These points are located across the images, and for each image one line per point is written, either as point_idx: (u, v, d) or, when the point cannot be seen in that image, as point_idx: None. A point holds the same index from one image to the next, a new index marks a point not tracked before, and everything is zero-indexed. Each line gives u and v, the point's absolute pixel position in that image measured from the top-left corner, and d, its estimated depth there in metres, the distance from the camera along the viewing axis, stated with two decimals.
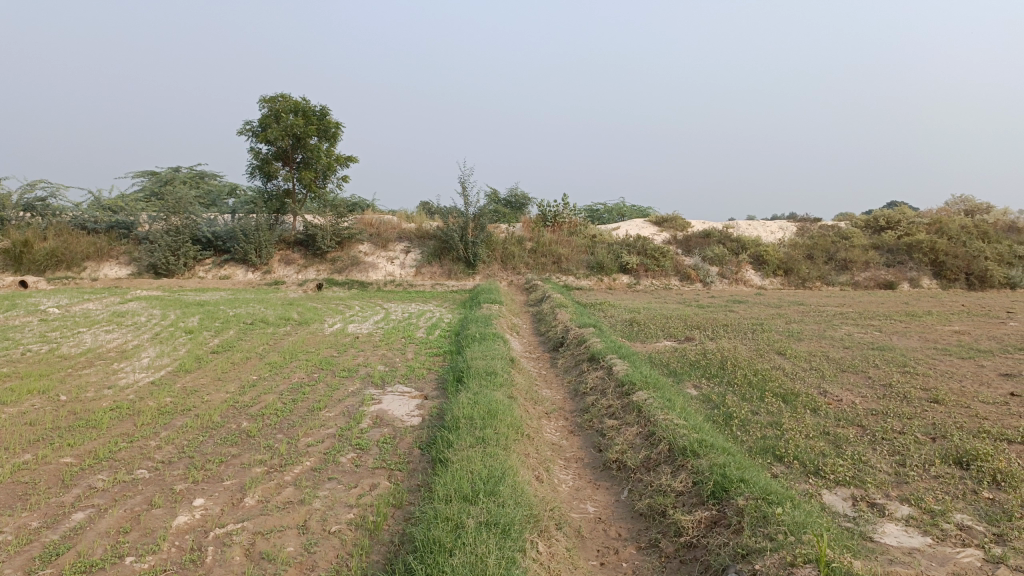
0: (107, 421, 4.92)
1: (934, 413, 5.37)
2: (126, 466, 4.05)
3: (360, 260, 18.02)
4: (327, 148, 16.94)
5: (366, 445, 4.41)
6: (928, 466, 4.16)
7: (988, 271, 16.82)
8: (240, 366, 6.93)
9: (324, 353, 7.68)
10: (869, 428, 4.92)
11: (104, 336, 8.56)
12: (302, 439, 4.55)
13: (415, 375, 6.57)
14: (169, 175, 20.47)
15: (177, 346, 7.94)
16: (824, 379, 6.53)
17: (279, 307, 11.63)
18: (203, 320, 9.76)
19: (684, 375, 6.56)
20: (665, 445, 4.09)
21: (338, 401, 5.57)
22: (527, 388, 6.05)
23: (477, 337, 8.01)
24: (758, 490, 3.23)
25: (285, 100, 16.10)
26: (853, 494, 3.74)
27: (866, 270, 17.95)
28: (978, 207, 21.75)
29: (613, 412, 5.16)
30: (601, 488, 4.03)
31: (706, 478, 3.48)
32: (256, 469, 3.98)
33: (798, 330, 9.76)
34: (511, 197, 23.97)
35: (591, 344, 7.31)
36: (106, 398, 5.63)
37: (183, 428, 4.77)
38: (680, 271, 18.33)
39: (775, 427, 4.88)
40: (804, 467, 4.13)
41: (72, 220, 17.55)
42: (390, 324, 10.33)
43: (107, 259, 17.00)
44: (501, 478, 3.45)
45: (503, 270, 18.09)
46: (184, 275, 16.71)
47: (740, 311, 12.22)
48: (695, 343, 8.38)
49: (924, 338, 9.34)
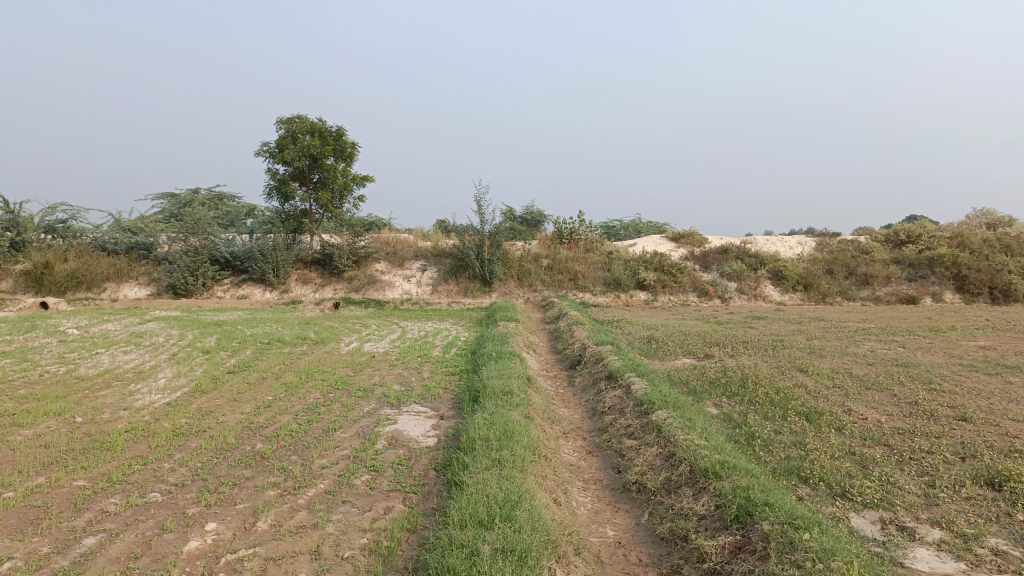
0: (121, 443, 4.89)
1: (963, 431, 5.22)
2: (139, 489, 4.01)
3: (376, 278, 18.04)
4: (343, 168, 17.02)
5: (380, 466, 4.34)
6: (959, 487, 4.02)
7: (1012, 284, 16.53)
8: (256, 386, 6.90)
9: (340, 373, 7.64)
10: (896, 448, 4.79)
11: (122, 357, 8.58)
12: (316, 461, 4.49)
13: (430, 395, 6.51)
14: (188, 196, 20.65)
15: (194, 366, 7.93)
16: (848, 397, 6.39)
17: (296, 326, 11.62)
18: (220, 340, 9.76)
19: (704, 393, 6.44)
20: (686, 466, 3.99)
21: (354, 421, 5.51)
22: (545, 408, 5.96)
23: (494, 356, 7.95)
24: (783, 515, 3.12)
25: (302, 121, 16.19)
26: (881, 517, 3.62)
27: (887, 285, 17.71)
28: (1001, 220, 21.46)
29: (632, 432, 5.06)
30: (620, 511, 3.94)
31: (729, 502, 3.38)
32: (269, 493, 3.93)
33: (820, 347, 9.61)
34: (527, 215, 23.95)
35: (609, 362, 7.21)
36: (122, 419, 5.61)
37: (197, 450, 4.73)
38: (698, 287, 18.18)
39: (800, 447, 4.76)
40: (829, 488, 4.02)
41: (92, 242, 17.72)
42: (407, 343, 10.27)
43: (126, 279, 17.13)
44: (518, 502, 3.37)
45: (520, 288, 18.03)
46: (203, 295, 16.79)
47: (760, 327, 12.06)
48: (715, 361, 8.25)
49: (949, 353, 9.15)
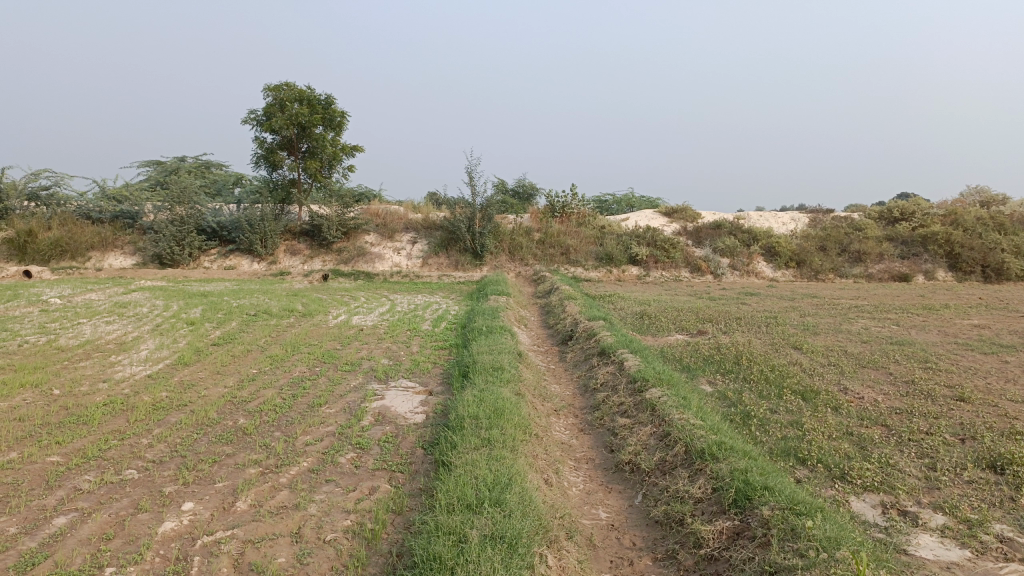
0: (99, 417, 4.73)
1: (961, 412, 5.13)
2: (115, 466, 3.86)
3: (366, 250, 17.81)
4: (333, 137, 16.73)
5: (366, 444, 4.20)
6: (961, 471, 3.92)
7: (1005, 263, 16.50)
8: (240, 359, 6.74)
9: (327, 347, 7.49)
10: (894, 429, 4.69)
11: (104, 328, 8.38)
12: (300, 437, 4.34)
13: (419, 370, 6.36)
14: (174, 164, 20.28)
15: (177, 338, 7.75)
16: (843, 375, 6.30)
17: (284, 298, 11.42)
18: (205, 311, 9.56)
19: (698, 370, 6.33)
20: (681, 447, 3.87)
21: (340, 396, 5.36)
22: (536, 384, 5.84)
23: (484, 330, 7.79)
24: (783, 499, 3.01)
25: (291, 89, 15.87)
26: (882, 501, 3.52)
27: (880, 262, 17.64)
28: (995, 198, 21.39)
29: (625, 409, 4.94)
30: (613, 492, 3.82)
31: (727, 485, 3.26)
32: (250, 471, 3.78)
33: (814, 324, 9.53)
34: (519, 188, 23.72)
35: (602, 338, 7.07)
36: (101, 393, 5.43)
37: (177, 425, 4.57)
38: (691, 263, 18.07)
39: (796, 427, 4.66)
40: (828, 470, 3.91)
41: (76, 210, 17.40)
42: (396, 316, 10.12)
43: (111, 249, 16.86)
44: (508, 485, 3.23)
45: (511, 261, 17.86)
46: (189, 266, 16.54)
47: (753, 304, 11.95)
48: (708, 337, 8.15)
49: (944, 332, 9.06)
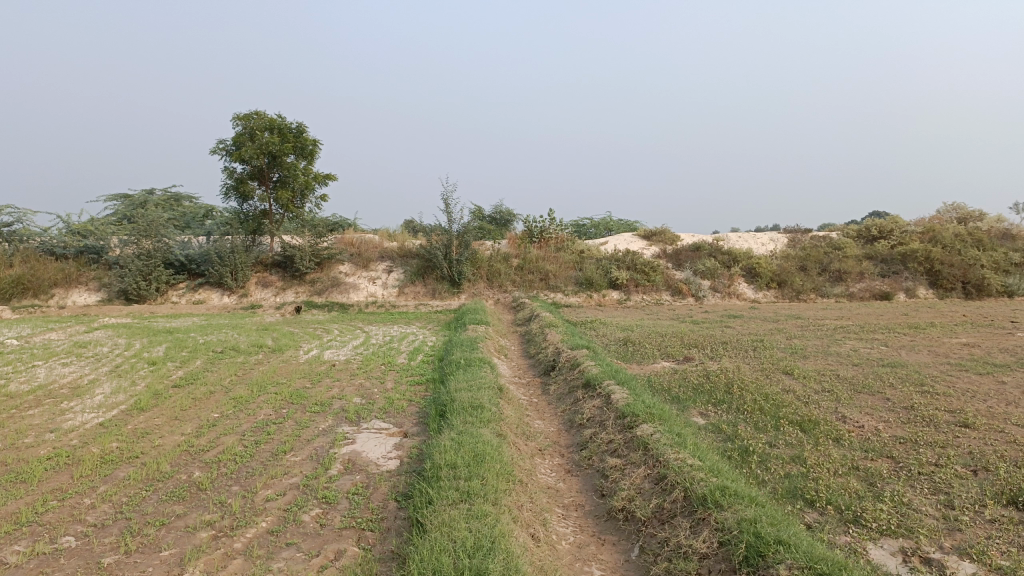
0: (40, 473, 4.29)
1: (969, 440, 4.84)
2: (50, 533, 3.44)
3: (340, 281, 17.39)
4: (305, 166, 16.37)
5: (333, 498, 3.82)
6: (980, 508, 3.62)
7: (985, 279, 16.48)
8: (202, 402, 6.31)
9: (296, 385, 7.07)
10: (902, 461, 4.38)
11: (59, 370, 7.91)
12: (260, 491, 3.95)
13: (393, 409, 5.97)
14: (142, 198, 19.77)
15: (137, 380, 7.30)
16: (840, 402, 6.00)
17: (254, 333, 10.98)
18: (169, 350, 9.10)
19: (688, 401, 6.00)
20: (679, 492, 3.54)
21: (307, 442, 4.97)
22: (518, 422, 5.47)
23: (462, 363, 7.41)
24: (803, 557, 2.71)
25: (260, 117, 15.53)
26: (902, 547, 3.20)
27: (861, 280, 17.54)
28: (971, 214, 21.49)
29: (616, 448, 4.59)
30: (607, 545, 3.46)
31: (736, 539, 2.94)
32: (201, 535, 3.38)
33: (801, 346, 9.29)
34: (496, 214, 23.47)
35: (586, 368, 6.73)
36: (45, 445, 4.98)
37: (125, 481, 4.15)
38: (671, 285, 17.85)
39: (800, 463, 4.34)
40: (840, 513, 3.59)
41: (39, 246, 16.83)
42: (371, 350, 9.74)
43: (75, 285, 16.34)
44: (491, 549, 2.88)
45: (489, 288, 17.52)
46: (157, 301, 16.01)
47: (738, 327, 11.67)
48: (696, 364, 7.85)
49: (935, 352, 8.83)
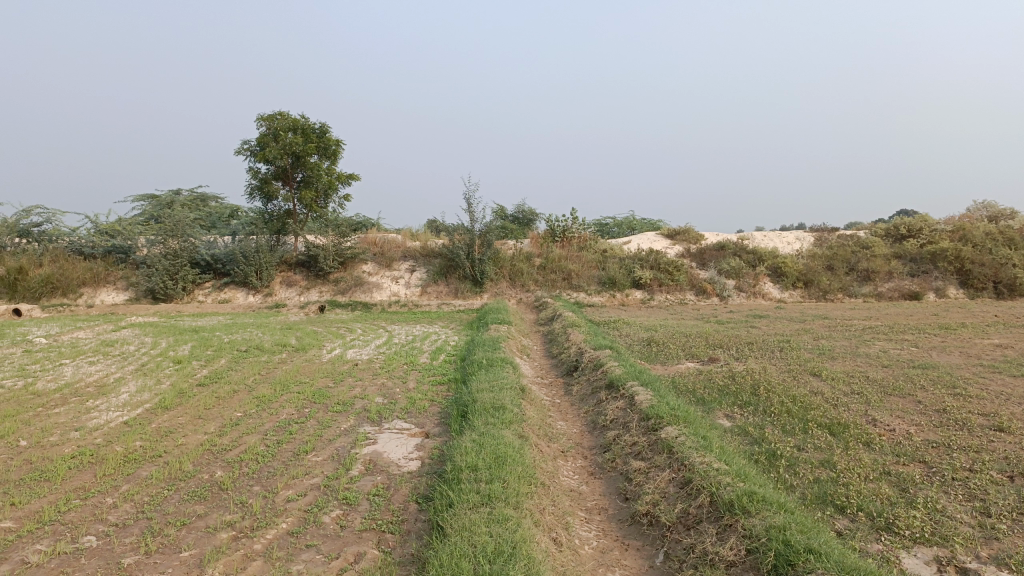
0: (64, 471, 4.31)
1: (1004, 444, 4.70)
2: (71, 532, 3.44)
3: (363, 280, 17.45)
4: (328, 166, 16.43)
5: (354, 499, 3.78)
6: (1017, 516, 3.50)
7: (1018, 279, 16.13)
8: (225, 401, 6.33)
9: (319, 384, 7.07)
10: (935, 466, 4.25)
11: (86, 369, 7.98)
12: (281, 492, 3.94)
13: (415, 409, 5.94)
14: (168, 198, 19.97)
15: (161, 378, 7.35)
16: (869, 405, 5.86)
17: (277, 332, 11.02)
18: (194, 349, 9.15)
19: (713, 403, 5.90)
20: (705, 497, 3.46)
21: (328, 441, 4.95)
22: (540, 423, 5.42)
23: (484, 363, 7.37)
24: (834, 566, 2.63)
25: (284, 118, 15.61)
26: (937, 556, 3.10)
27: (889, 280, 17.26)
28: (1003, 212, 21.05)
29: (639, 451, 4.52)
30: (631, 550, 3.40)
31: (764, 547, 2.87)
32: (221, 536, 3.36)
33: (828, 347, 9.14)
34: (518, 214, 23.42)
35: (609, 369, 6.66)
36: (70, 444, 5.00)
37: (147, 480, 4.15)
38: (696, 285, 17.69)
39: (829, 467, 4.24)
40: (872, 520, 3.49)
41: (68, 246, 17.06)
42: (393, 349, 9.74)
43: (103, 284, 16.54)
44: (513, 555, 2.83)
45: (512, 288, 17.48)
46: (183, 300, 16.16)
47: (763, 327, 11.51)
48: (721, 365, 7.74)
49: (967, 353, 8.64)
